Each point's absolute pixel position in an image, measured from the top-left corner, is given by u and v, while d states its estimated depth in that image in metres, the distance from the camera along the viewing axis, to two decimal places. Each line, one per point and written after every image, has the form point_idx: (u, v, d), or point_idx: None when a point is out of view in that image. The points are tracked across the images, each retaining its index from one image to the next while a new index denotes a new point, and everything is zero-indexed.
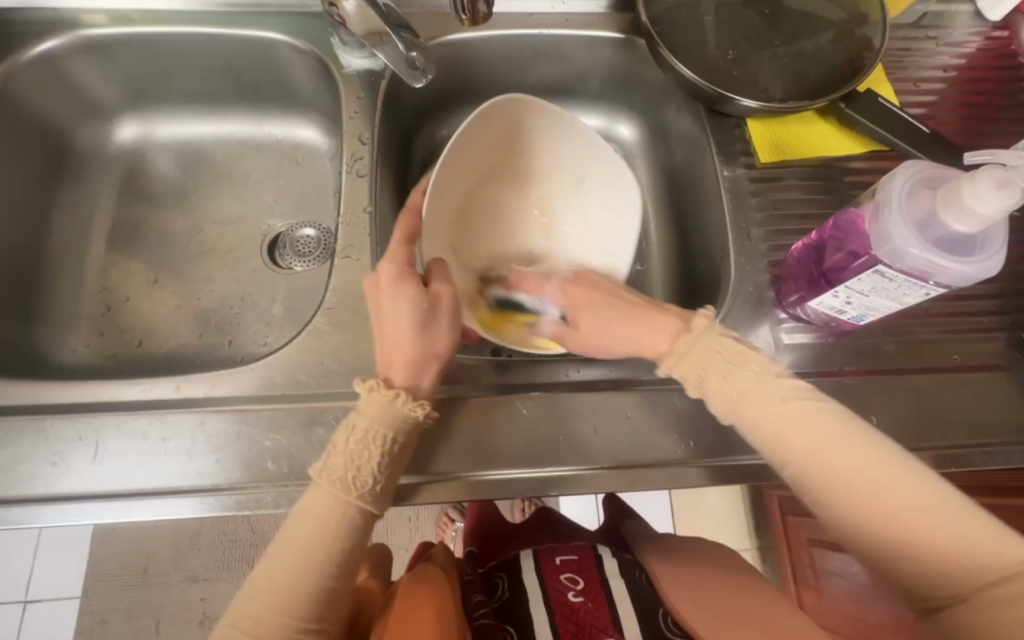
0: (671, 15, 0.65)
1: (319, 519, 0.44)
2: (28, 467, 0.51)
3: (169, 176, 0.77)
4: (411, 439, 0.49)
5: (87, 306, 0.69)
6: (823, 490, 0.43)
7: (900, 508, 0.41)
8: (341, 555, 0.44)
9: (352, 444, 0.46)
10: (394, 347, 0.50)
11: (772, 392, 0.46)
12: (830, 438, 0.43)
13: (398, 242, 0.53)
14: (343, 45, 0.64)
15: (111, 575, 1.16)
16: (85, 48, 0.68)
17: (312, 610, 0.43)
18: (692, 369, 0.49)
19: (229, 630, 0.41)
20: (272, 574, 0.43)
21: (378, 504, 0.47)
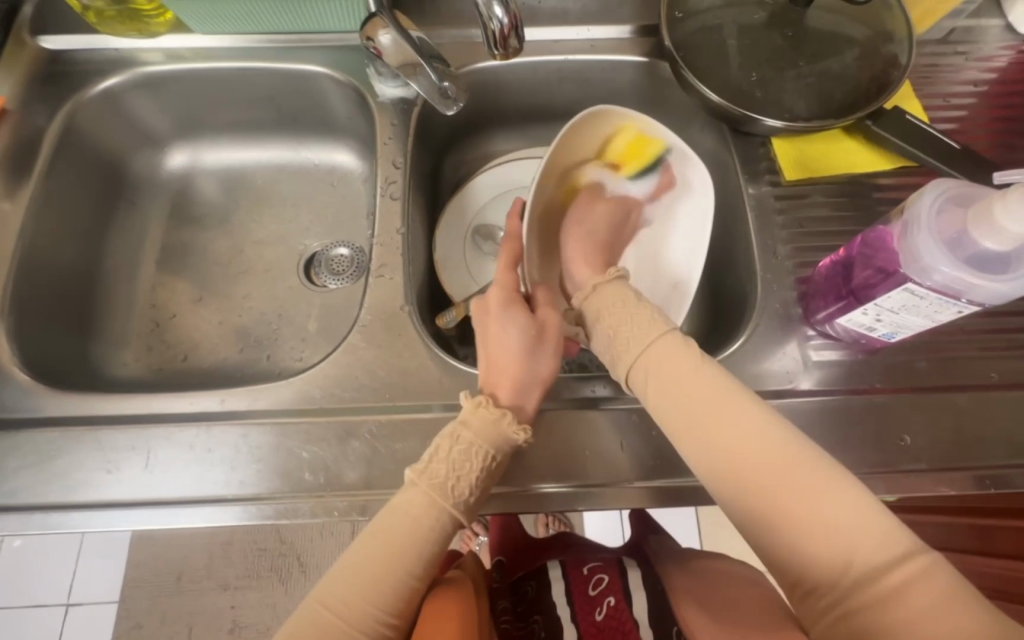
0: (695, 39, 0.67)
1: (414, 517, 0.46)
2: (83, 475, 0.54)
3: (214, 199, 0.82)
4: (505, 459, 0.50)
5: (136, 323, 0.73)
6: (705, 454, 0.44)
7: (775, 480, 0.41)
8: (431, 557, 0.45)
9: (455, 454, 0.48)
10: (501, 369, 0.52)
11: (675, 360, 0.47)
12: (715, 404, 0.44)
13: (506, 267, 0.58)
14: (377, 76, 0.68)
15: (148, 580, 1.21)
16: (142, 84, 0.73)
17: (395, 604, 0.43)
18: (606, 323, 0.51)
19: (314, 608, 0.42)
20: (362, 564, 0.44)
21: (468, 515, 0.48)
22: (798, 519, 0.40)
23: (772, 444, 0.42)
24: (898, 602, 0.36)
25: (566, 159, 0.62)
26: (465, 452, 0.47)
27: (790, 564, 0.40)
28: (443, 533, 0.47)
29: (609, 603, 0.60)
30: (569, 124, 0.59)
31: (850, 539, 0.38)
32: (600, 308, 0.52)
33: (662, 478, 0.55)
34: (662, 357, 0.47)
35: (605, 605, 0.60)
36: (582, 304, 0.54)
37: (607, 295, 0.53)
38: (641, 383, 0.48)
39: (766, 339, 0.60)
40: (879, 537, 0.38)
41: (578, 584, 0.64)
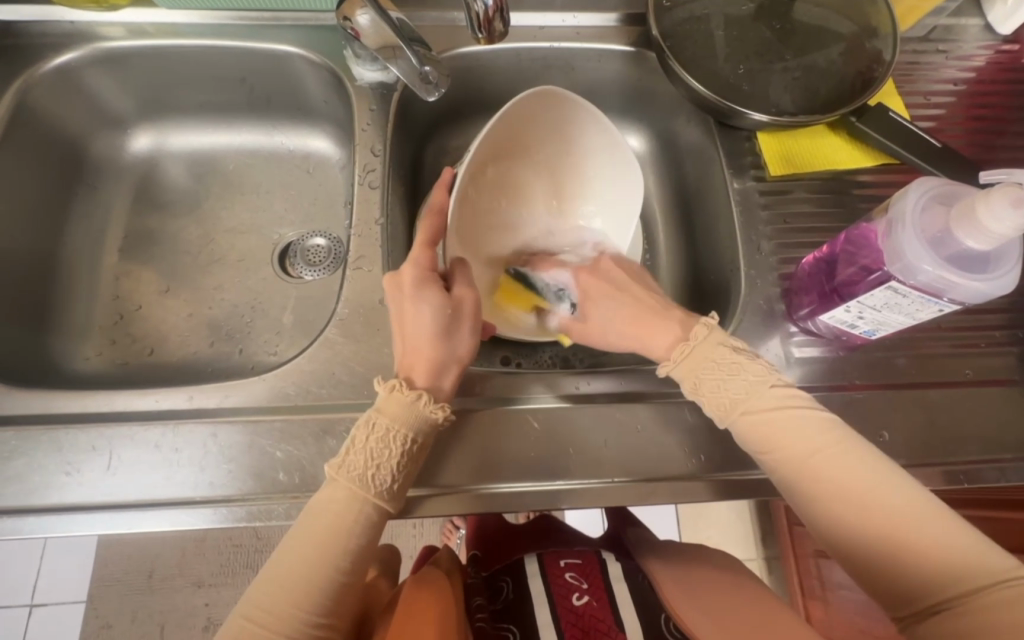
0: (683, 29, 0.66)
1: (334, 513, 0.45)
2: (41, 477, 0.51)
3: (181, 185, 0.78)
4: (429, 439, 0.50)
5: (99, 314, 0.70)
6: (811, 491, 0.45)
7: (892, 515, 0.42)
8: (355, 550, 0.44)
9: (372, 442, 0.46)
10: (416, 350, 0.51)
11: (771, 399, 0.48)
12: (826, 448, 0.45)
13: (421, 245, 0.54)
14: (355, 58, 0.65)
15: (117, 579, 1.17)
16: (101, 60, 0.69)
17: (322, 604, 0.42)
18: (692, 371, 0.50)
19: (241, 623, 0.41)
20: (289, 566, 0.43)
21: (393, 502, 0.47)
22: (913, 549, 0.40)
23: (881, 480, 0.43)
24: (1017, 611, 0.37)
25: (512, 130, 0.64)
26: (381, 440, 0.46)
27: (913, 593, 0.40)
28: (369, 525, 0.46)
29: (591, 596, 0.58)
30: (497, 114, 0.62)
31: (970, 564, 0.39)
32: (693, 371, 0.50)
33: (646, 475, 0.55)
34: (769, 408, 0.47)
35: (586, 595, 0.58)
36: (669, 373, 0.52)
37: (705, 352, 0.50)
38: (745, 428, 0.48)
39: (750, 335, 0.60)
40: (999, 562, 0.39)
41: (557, 573, 0.63)
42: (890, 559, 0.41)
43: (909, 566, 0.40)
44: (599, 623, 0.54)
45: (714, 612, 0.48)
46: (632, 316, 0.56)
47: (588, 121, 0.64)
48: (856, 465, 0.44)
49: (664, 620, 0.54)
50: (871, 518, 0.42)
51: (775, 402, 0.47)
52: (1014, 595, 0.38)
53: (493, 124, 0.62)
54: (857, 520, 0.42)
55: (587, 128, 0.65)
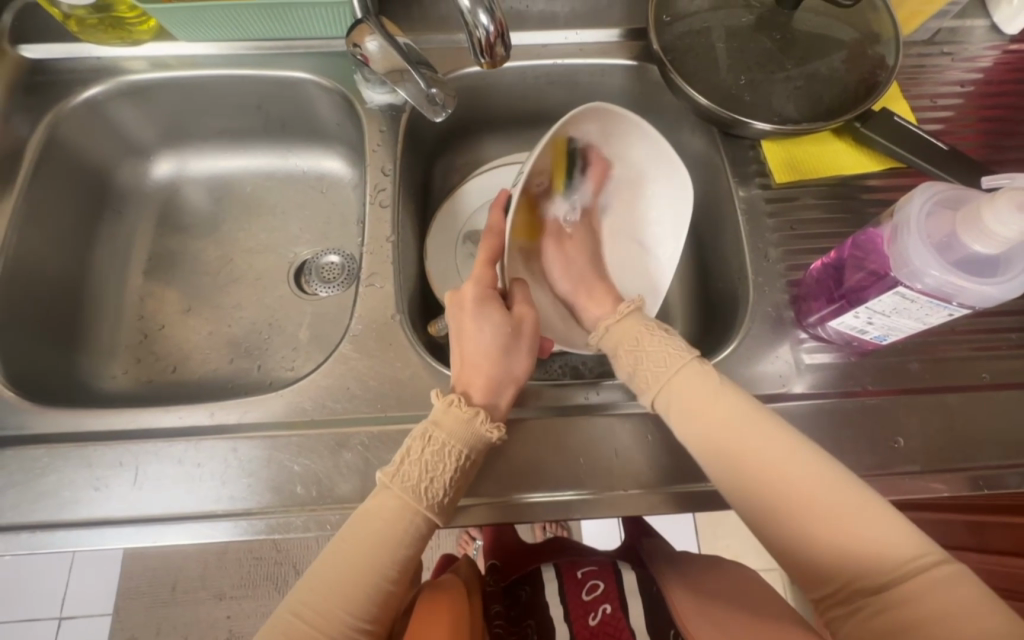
0: (684, 42, 0.67)
1: (386, 521, 0.45)
2: (71, 492, 0.53)
3: (201, 208, 0.81)
4: (479, 457, 0.50)
5: (125, 334, 0.72)
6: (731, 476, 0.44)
7: (801, 497, 0.41)
8: (404, 561, 0.45)
9: (428, 454, 0.47)
10: (473, 366, 0.52)
11: (694, 380, 0.47)
12: (741, 427, 0.45)
13: (483, 263, 0.57)
14: (365, 82, 0.67)
15: (142, 592, 1.19)
16: (126, 92, 0.72)
17: (369, 611, 0.43)
18: (623, 350, 0.52)
19: (289, 618, 0.42)
20: (334, 571, 0.44)
21: (442, 516, 0.48)
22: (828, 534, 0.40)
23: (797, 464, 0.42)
24: (923, 609, 0.37)
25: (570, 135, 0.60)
26: (437, 453, 0.46)
27: (817, 577, 0.40)
28: (418, 536, 0.46)
29: (605, 610, 0.58)
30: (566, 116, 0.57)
31: (875, 551, 0.39)
32: (622, 342, 0.53)
33: (658, 484, 0.55)
34: (688, 382, 0.48)
35: (600, 610, 0.59)
36: (599, 342, 0.55)
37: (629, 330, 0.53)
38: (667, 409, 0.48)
39: (759, 342, 0.60)
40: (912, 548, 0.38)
41: (573, 589, 0.64)
42: (803, 544, 0.41)
43: (823, 551, 0.40)
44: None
45: (720, 620, 0.49)
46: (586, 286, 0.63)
47: (628, 131, 0.61)
48: (766, 444, 0.44)
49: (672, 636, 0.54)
50: (774, 501, 0.42)
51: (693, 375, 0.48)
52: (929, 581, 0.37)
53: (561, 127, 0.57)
54: (763, 503, 0.43)
55: (630, 139, 0.62)
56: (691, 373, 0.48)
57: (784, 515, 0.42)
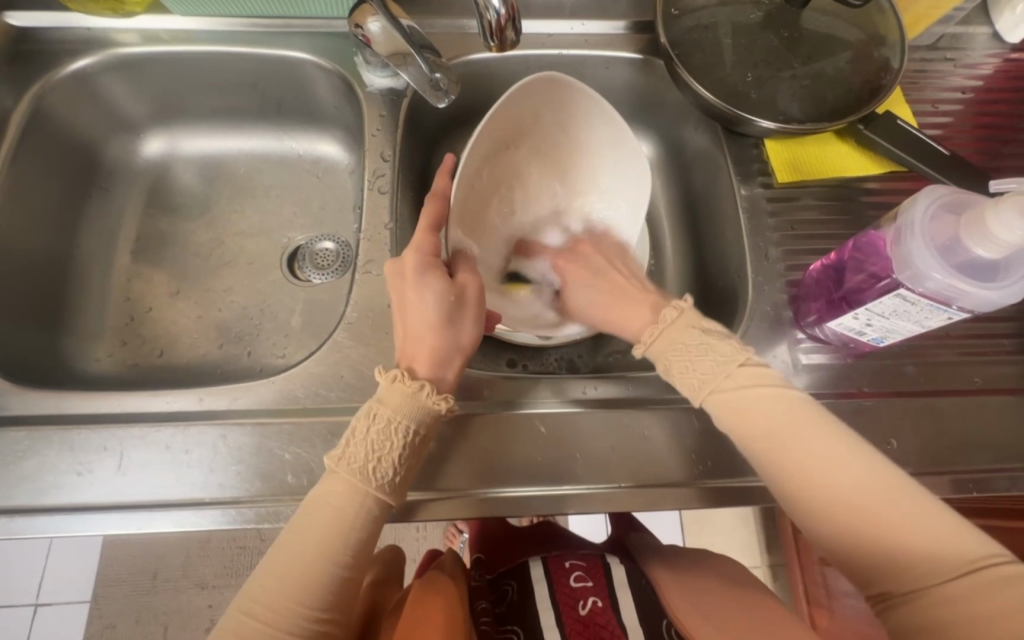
0: (691, 36, 0.66)
1: (334, 505, 0.45)
2: (52, 476, 0.51)
3: (192, 188, 0.79)
4: (430, 432, 0.50)
5: (110, 316, 0.70)
6: (786, 472, 0.44)
7: (860, 494, 0.42)
8: (357, 545, 0.45)
9: (374, 434, 0.47)
10: (416, 338, 0.52)
11: (744, 377, 0.48)
12: (798, 426, 0.45)
13: (424, 231, 0.55)
14: (367, 64, 0.66)
15: (122, 579, 1.17)
16: (116, 65, 0.70)
17: (326, 599, 0.43)
18: (669, 349, 0.51)
19: (238, 616, 0.41)
20: (289, 560, 0.43)
21: (395, 496, 0.47)
22: (888, 528, 0.40)
23: (849, 461, 0.43)
24: (993, 601, 0.37)
25: (514, 118, 0.64)
26: (382, 432, 0.46)
27: (878, 577, 0.41)
28: (371, 518, 0.46)
29: (594, 602, 0.58)
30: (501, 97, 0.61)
31: (937, 546, 0.39)
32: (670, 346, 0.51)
33: (652, 480, 0.55)
34: (746, 383, 0.47)
35: (590, 601, 0.58)
36: (644, 352, 0.52)
37: (678, 333, 0.51)
38: (716, 409, 0.48)
39: (756, 342, 0.60)
40: (970, 545, 0.39)
41: (560, 577, 0.63)
42: (862, 538, 0.41)
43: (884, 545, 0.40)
44: (602, 629, 0.55)
45: (710, 613, 0.49)
46: (614, 295, 0.59)
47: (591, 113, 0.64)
48: (824, 444, 0.44)
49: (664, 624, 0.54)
50: (834, 503, 0.42)
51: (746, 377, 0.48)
52: (990, 577, 0.38)
53: (495, 109, 0.61)
54: (829, 505, 0.42)
55: (591, 120, 0.65)
56: (745, 376, 0.48)
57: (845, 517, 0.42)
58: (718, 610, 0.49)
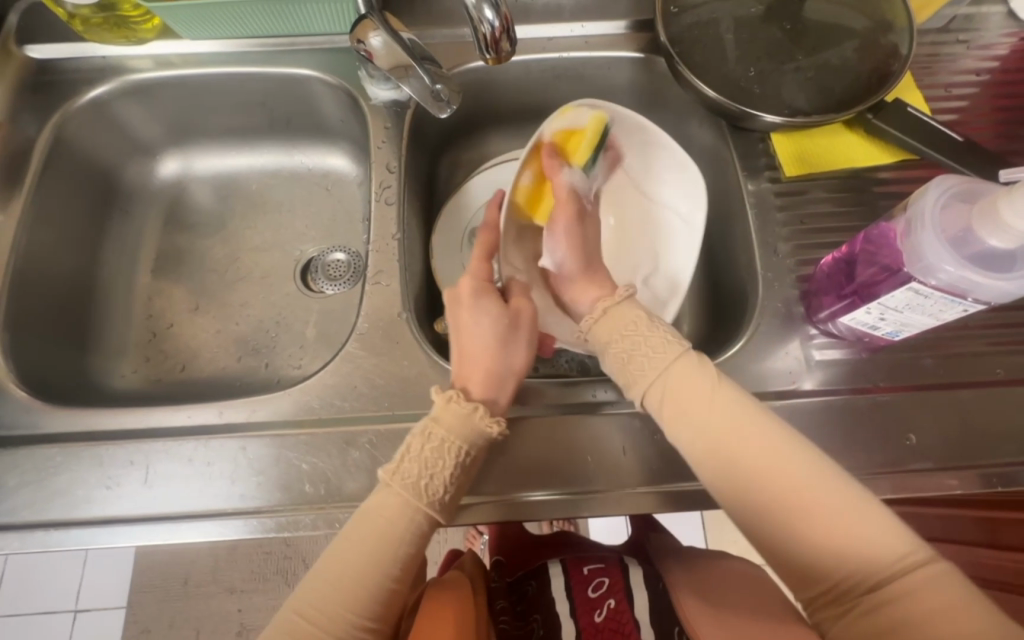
0: (692, 33, 0.66)
1: (388, 518, 0.45)
2: (84, 490, 0.54)
3: (207, 206, 0.81)
4: (481, 453, 0.50)
5: (134, 333, 0.73)
6: (721, 474, 0.44)
7: (789, 496, 0.41)
8: (405, 559, 0.45)
9: (428, 450, 0.47)
10: (472, 361, 0.52)
11: (683, 371, 0.47)
12: (732, 427, 0.44)
13: (479, 258, 0.57)
14: (370, 78, 0.67)
15: (154, 586, 1.21)
16: (131, 91, 0.72)
17: (373, 609, 0.44)
18: (611, 338, 0.50)
19: (293, 618, 0.43)
20: (337, 569, 0.44)
21: (445, 512, 0.48)
22: (816, 531, 0.40)
23: (783, 462, 0.42)
24: (914, 605, 0.38)
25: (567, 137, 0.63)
26: (436, 449, 0.46)
27: (810, 573, 0.41)
28: (420, 533, 0.46)
29: (610, 605, 0.58)
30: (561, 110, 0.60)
31: (864, 548, 0.39)
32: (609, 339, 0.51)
33: (665, 481, 0.55)
34: (682, 378, 0.47)
35: (605, 606, 0.58)
36: (589, 330, 0.52)
37: (620, 320, 0.51)
38: (655, 406, 0.47)
39: (768, 339, 0.59)
40: (895, 543, 0.39)
41: (578, 582, 0.62)
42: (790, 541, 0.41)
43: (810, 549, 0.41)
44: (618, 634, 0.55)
45: (725, 615, 0.49)
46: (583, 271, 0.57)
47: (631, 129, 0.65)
48: (757, 441, 0.44)
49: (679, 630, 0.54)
50: (766, 498, 0.42)
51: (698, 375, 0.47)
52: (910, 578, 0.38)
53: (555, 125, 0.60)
54: (761, 508, 0.42)
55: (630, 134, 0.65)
56: (682, 371, 0.47)
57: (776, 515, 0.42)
58: (732, 611, 0.49)
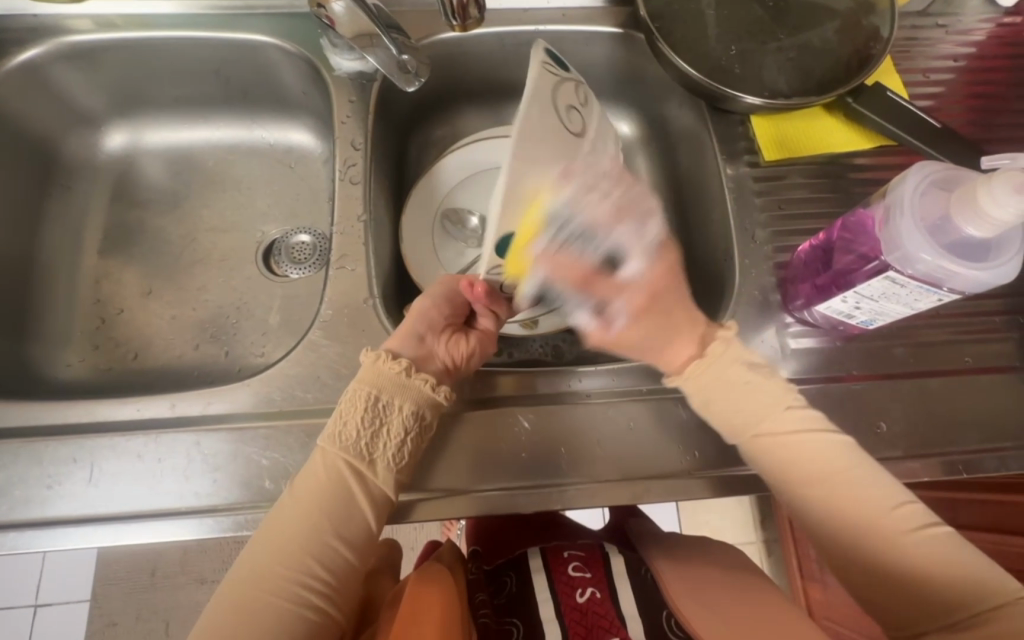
0: (672, 10, 0.63)
1: (315, 475, 0.48)
2: (22, 490, 0.50)
3: (159, 183, 0.76)
4: (393, 400, 0.50)
5: (80, 320, 0.68)
6: (825, 514, 0.46)
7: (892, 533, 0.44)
8: (332, 512, 0.47)
9: (343, 402, 0.50)
10: None
11: (776, 403, 0.48)
12: (834, 467, 0.46)
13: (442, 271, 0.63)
14: (332, 48, 0.63)
15: (119, 578, 1.17)
16: (68, 55, 0.66)
17: (308, 563, 0.45)
18: (711, 387, 0.49)
19: (233, 581, 0.45)
20: (275, 528, 0.46)
21: (367, 463, 0.48)
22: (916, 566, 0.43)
23: (882, 497, 0.45)
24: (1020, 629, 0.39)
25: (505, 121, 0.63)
26: (345, 396, 0.50)
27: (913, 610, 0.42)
28: (345, 485, 0.48)
29: (593, 592, 0.56)
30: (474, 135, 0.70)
31: (967, 581, 0.42)
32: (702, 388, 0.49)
33: (641, 472, 0.53)
34: (788, 427, 0.48)
35: (588, 591, 0.57)
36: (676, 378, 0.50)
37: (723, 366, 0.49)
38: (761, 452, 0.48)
39: (745, 325, 0.58)
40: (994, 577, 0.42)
41: (558, 568, 0.61)
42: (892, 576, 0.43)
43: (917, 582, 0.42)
44: (603, 620, 0.53)
45: (714, 609, 0.48)
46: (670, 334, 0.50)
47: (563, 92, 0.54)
48: (857, 486, 0.45)
49: (665, 616, 0.53)
50: (877, 540, 0.44)
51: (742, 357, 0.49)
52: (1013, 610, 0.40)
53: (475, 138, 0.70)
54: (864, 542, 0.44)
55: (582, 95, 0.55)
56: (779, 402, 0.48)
57: (893, 560, 0.43)
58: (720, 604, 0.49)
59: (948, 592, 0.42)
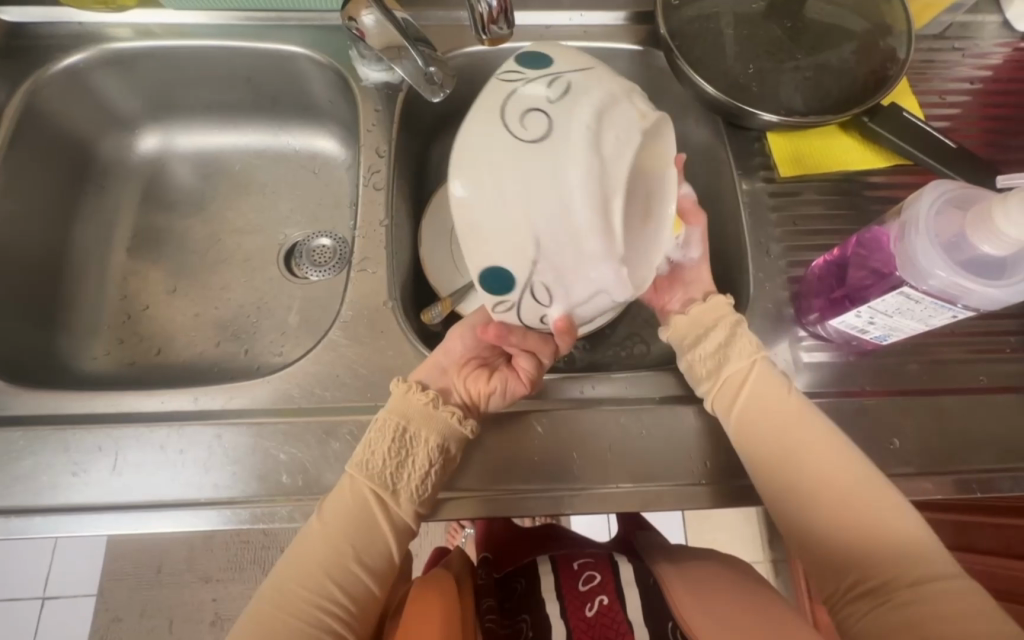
0: (691, 28, 0.65)
1: (345, 501, 0.48)
2: (47, 476, 0.51)
3: (188, 185, 0.78)
4: (425, 434, 0.50)
5: (107, 315, 0.70)
6: (771, 463, 0.49)
7: (832, 490, 0.46)
8: (358, 539, 0.47)
9: (372, 430, 0.50)
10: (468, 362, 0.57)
11: (747, 350, 0.52)
12: (789, 418, 0.49)
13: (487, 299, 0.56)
14: (361, 58, 0.65)
15: (126, 573, 1.18)
16: (110, 61, 0.69)
17: (331, 589, 0.46)
18: (688, 331, 0.55)
19: (257, 604, 0.46)
20: (301, 555, 0.47)
21: (393, 492, 0.49)
22: (852, 528, 0.45)
23: (831, 456, 0.47)
24: (946, 607, 0.40)
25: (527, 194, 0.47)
26: (375, 426, 0.50)
27: (846, 573, 0.44)
28: (374, 515, 0.48)
29: (601, 601, 0.56)
30: None
31: (900, 548, 0.43)
32: (687, 336, 0.55)
33: (651, 480, 0.54)
34: (750, 379, 0.51)
35: (597, 602, 0.56)
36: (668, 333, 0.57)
37: (711, 316, 0.54)
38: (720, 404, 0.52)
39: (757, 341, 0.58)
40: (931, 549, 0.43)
41: (568, 578, 0.61)
42: (831, 536, 0.45)
43: (853, 544, 0.44)
44: (610, 631, 0.53)
45: (718, 614, 0.49)
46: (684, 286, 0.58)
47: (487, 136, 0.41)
48: (808, 444, 0.48)
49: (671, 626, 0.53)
50: (821, 499, 0.46)
51: (728, 325, 0.53)
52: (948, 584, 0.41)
53: None
54: (807, 498, 0.47)
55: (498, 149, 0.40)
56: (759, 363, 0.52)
57: (830, 524, 0.45)
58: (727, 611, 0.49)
59: (880, 560, 0.43)
